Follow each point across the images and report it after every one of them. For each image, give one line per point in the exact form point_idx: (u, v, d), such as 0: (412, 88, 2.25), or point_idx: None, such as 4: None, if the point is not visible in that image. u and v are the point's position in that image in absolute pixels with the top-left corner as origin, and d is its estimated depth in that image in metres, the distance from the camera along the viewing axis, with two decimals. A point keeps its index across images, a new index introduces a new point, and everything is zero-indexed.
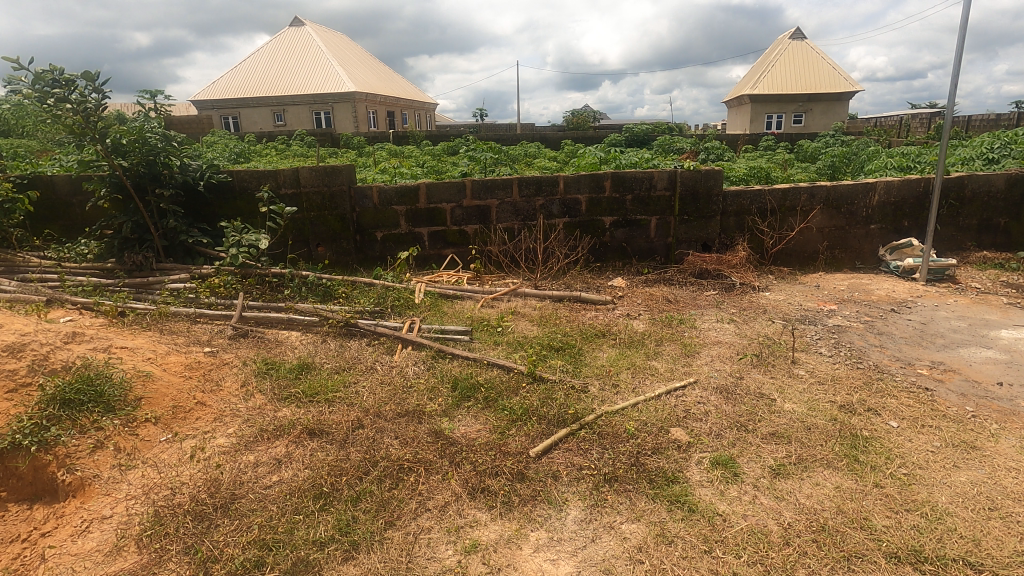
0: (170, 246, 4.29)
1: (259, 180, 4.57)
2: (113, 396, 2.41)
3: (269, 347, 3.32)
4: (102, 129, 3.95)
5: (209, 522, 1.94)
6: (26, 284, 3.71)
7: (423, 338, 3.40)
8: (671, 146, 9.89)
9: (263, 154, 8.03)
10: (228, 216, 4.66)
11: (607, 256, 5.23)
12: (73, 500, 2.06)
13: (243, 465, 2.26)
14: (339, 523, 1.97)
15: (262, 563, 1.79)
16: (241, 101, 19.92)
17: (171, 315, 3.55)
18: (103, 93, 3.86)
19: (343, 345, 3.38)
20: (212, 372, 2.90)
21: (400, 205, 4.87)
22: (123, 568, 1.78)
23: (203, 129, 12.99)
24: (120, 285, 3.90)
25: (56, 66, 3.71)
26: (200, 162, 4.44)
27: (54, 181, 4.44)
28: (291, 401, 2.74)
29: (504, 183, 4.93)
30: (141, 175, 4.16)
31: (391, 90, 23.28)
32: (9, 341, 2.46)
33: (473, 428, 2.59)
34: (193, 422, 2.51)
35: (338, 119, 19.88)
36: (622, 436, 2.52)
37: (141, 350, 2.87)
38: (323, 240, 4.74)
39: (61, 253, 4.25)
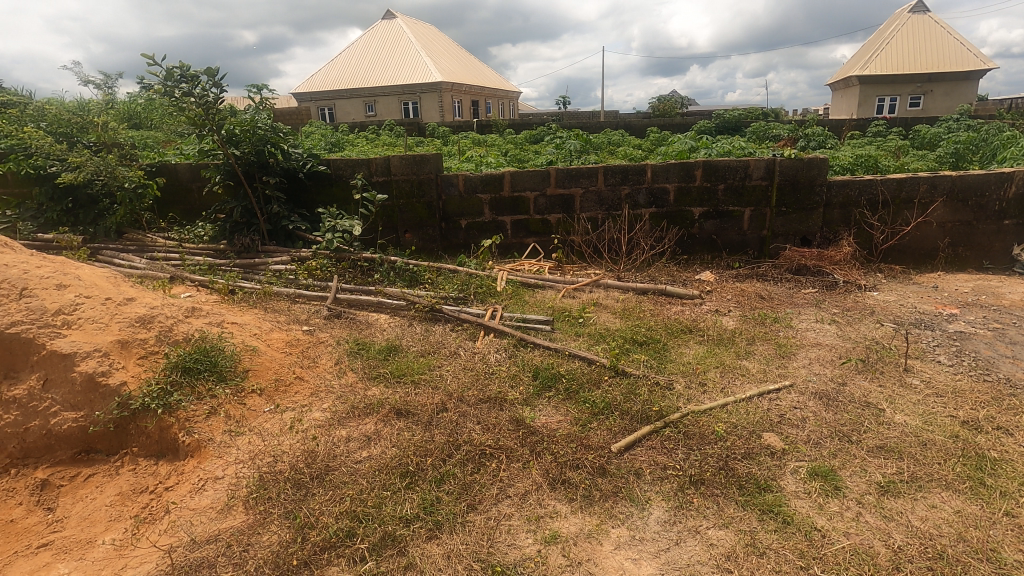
0: (273, 230, 4.57)
1: (352, 168, 4.77)
2: (225, 367, 2.62)
3: (361, 328, 3.48)
4: (219, 121, 4.27)
5: (306, 490, 2.07)
6: (154, 263, 4.15)
7: (504, 326, 3.44)
8: (767, 133, 9.28)
9: (354, 143, 8.38)
10: (325, 203, 4.89)
11: (695, 249, 5.02)
12: (191, 460, 2.26)
13: (336, 439, 2.38)
14: (424, 502, 2.03)
15: (353, 534, 1.88)
16: (337, 93, 20.95)
17: (274, 294, 3.81)
18: (222, 87, 4.17)
19: (428, 329, 3.49)
20: (310, 350, 3.09)
21: (484, 193, 4.92)
22: (233, 526, 1.93)
23: (301, 120, 13.72)
24: (231, 265, 4.23)
25: (183, 62, 4.06)
26: (301, 150, 4.70)
27: (176, 169, 4.86)
28: (379, 380, 2.87)
29: (589, 172, 4.84)
30: (251, 163, 4.47)
31: (476, 79, 23.63)
32: (141, 313, 2.70)
33: (555, 419, 2.58)
34: (292, 395, 2.69)
35: (425, 110, 20.47)
36: (710, 438, 2.41)
37: (249, 326, 3.11)
38: (410, 227, 4.90)
39: (183, 234, 4.66)
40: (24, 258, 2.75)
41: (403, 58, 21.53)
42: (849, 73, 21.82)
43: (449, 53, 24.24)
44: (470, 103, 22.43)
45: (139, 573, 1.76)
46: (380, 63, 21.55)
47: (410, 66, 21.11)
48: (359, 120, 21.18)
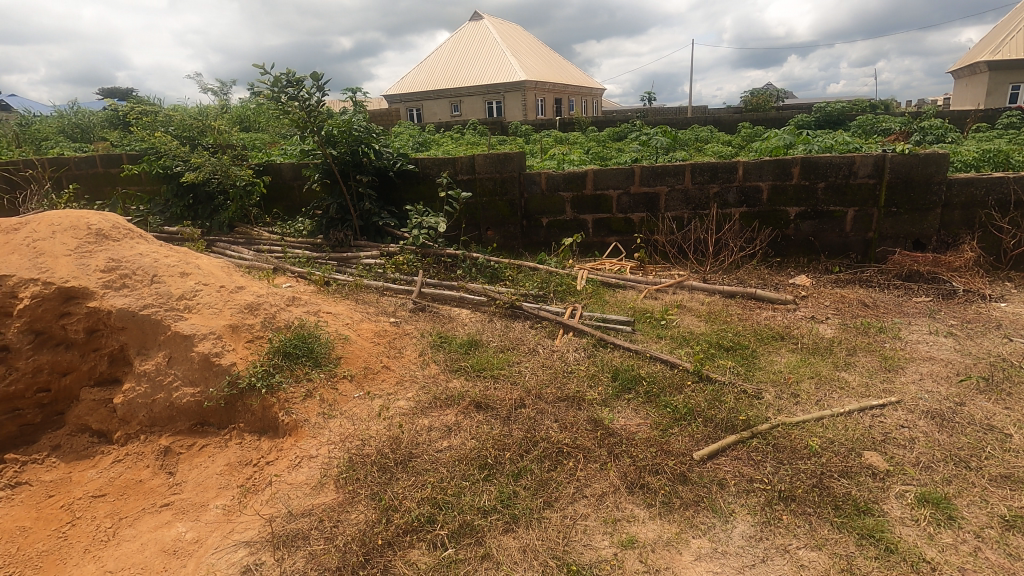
0: (365, 226, 4.82)
1: (439, 167, 4.91)
2: (320, 353, 2.80)
3: (444, 322, 3.59)
4: (319, 122, 4.56)
5: (391, 474, 2.16)
6: (260, 255, 4.51)
7: (584, 325, 3.42)
8: (876, 126, 8.53)
9: (440, 143, 8.64)
10: (412, 200, 5.07)
11: (790, 251, 4.72)
12: (289, 438, 2.44)
13: (419, 427, 2.48)
14: (501, 495, 2.06)
15: (434, 520, 1.94)
16: (424, 94, 21.67)
17: (364, 287, 4.02)
18: (323, 91, 4.44)
19: (508, 325, 3.54)
20: (396, 341, 3.23)
21: (566, 191, 4.90)
22: (325, 502, 2.06)
23: (390, 120, 14.32)
24: (326, 258, 4.50)
25: (290, 69, 4.38)
26: (392, 150, 4.90)
27: (280, 168, 5.23)
28: (460, 373, 2.94)
29: (675, 170, 4.70)
30: (346, 163, 4.73)
31: (560, 77, 23.56)
32: (249, 300, 2.93)
33: (634, 422, 2.53)
34: (380, 383, 2.83)
35: (508, 108, 20.69)
36: (802, 452, 2.26)
37: (342, 316, 3.30)
38: (492, 224, 4.97)
39: (285, 229, 5.02)
40: (155, 248, 3.07)
41: (488, 58, 21.88)
42: (976, 59, 19.56)
43: (533, 52, 24.34)
44: (553, 100, 22.41)
45: (244, 537, 1.92)
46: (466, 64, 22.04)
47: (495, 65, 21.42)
48: (445, 119, 21.78)
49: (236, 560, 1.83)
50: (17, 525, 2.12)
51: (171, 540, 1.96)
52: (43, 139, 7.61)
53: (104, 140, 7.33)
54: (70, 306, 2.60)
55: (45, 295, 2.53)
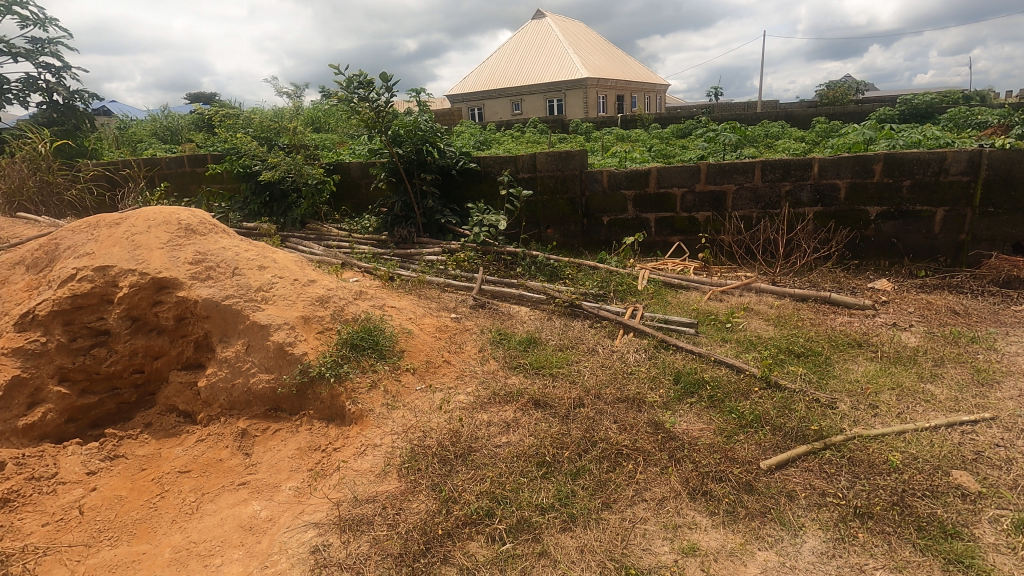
0: (427, 223, 4.93)
1: (500, 165, 4.94)
2: (385, 346, 2.90)
3: (503, 319, 3.62)
4: (387, 123, 4.70)
5: (451, 466, 2.21)
6: (330, 250, 4.71)
7: (645, 326, 3.36)
8: (971, 120, 7.85)
9: (501, 142, 8.71)
10: (473, 198, 5.14)
11: (869, 253, 4.44)
12: (354, 426, 2.54)
13: (479, 422, 2.51)
14: (559, 493, 2.06)
15: (492, 514, 1.97)
16: (486, 93, 21.89)
17: (426, 283, 4.11)
18: (392, 92, 4.59)
19: (567, 324, 3.53)
20: (457, 336, 3.29)
21: (629, 189, 4.82)
22: (388, 490, 2.13)
23: (452, 119, 14.56)
24: (390, 254, 4.64)
25: (362, 71, 4.56)
26: (455, 149, 4.98)
27: (349, 167, 5.44)
28: (519, 370, 2.96)
29: (744, 167, 4.52)
30: (411, 161, 4.85)
31: (622, 74, 23.16)
32: (320, 293, 3.07)
33: (697, 426, 2.46)
34: (441, 377, 2.89)
35: (569, 106, 20.56)
36: (881, 467, 2.12)
37: (405, 311, 3.40)
38: (552, 222, 4.96)
39: (352, 226, 5.21)
40: (236, 242, 3.27)
41: (550, 56, 21.82)
42: None
43: (596, 48, 24.05)
44: (615, 97, 22.06)
45: (313, 519, 2.02)
46: (528, 63, 22.08)
47: (557, 63, 21.34)
48: (505, 118, 21.92)
49: (306, 539, 1.92)
50: (114, 494, 2.31)
51: (247, 517, 2.08)
52: (139, 141, 8.26)
53: (191, 141, 7.87)
54: (161, 295, 2.81)
55: (141, 284, 2.75)
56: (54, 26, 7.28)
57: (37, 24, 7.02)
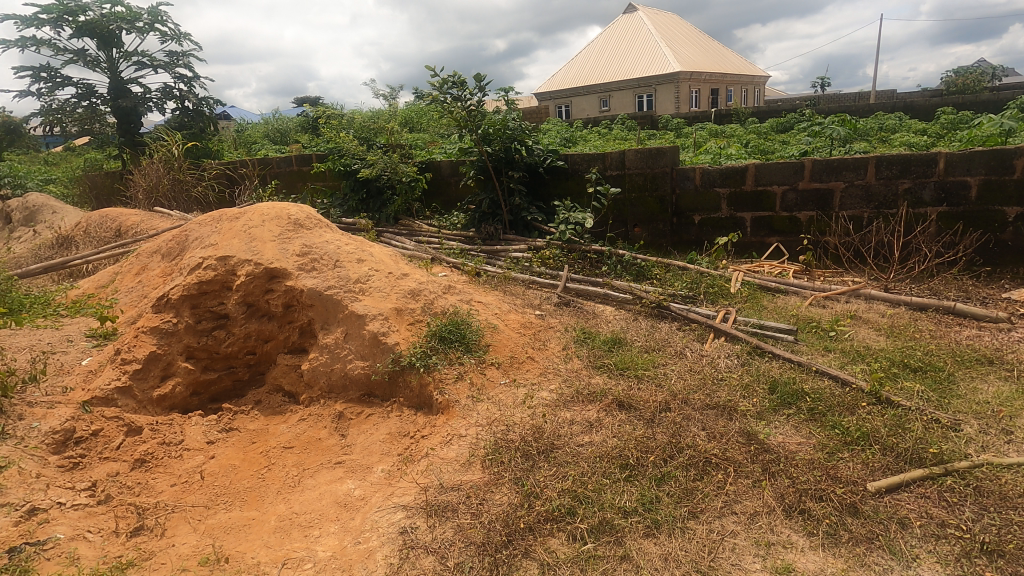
0: (514, 220, 4.99)
1: (588, 162, 4.89)
2: (472, 340, 2.97)
3: (588, 317, 3.59)
4: (478, 122, 4.81)
5: (533, 462, 2.22)
6: (421, 245, 4.90)
7: (738, 331, 3.20)
8: None
9: (588, 139, 8.62)
10: (560, 195, 5.13)
11: (1003, 259, 4.01)
12: (441, 416, 2.62)
13: (561, 420, 2.51)
14: (643, 498, 2.01)
15: (574, 513, 1.96)
16: (573, 91, 21.76)
17: (512, 279, 4.16)
18: (484, 92, 4.69)
19: (654, 326, 3.44)
20: (541, 333, 3.31)
21: (723, 187, 4.61)
22: (472, 480, 2.18)
23: (539, 117, 14.61)
24: (477, 250, 4.74)
25: (456, 72, 4.70)
26: (543, 147, 5.00)
27: (440, 165, 5.62)
28: (603, 370, 2.92)
29: (855, 163, 4.19)
30: (500, 159, 4.92)
31: (718, 66, 22.11)
32: (412, 287, 3.20)
33: (794, 440, 2.31)
34: (525, 372, 2.92)
35: (660, 101, 19.97)
36: (1014, 501, 1.89)
37: (491, 306, 3.46)
38: (640, 221, 4.84)
39: (441, 222, 5.39)
40: (338, 237, 3.49)
41: (641, 51, 21.28)
42: None
43: (690, 40, 23.14)
44: (708, 91, 21.13)
45: (402, 501, 2.12)
46: (617, 58, 21.67)
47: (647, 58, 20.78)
48: (592, 115, 21.68)
49: (395, 520, 2.02)
50: (229, 463, 2.55)
51: (343, 494, 2.22)
52: (254, 142, 9.02)
53: (298, 142, 8.48)
54: (272, 284, 3.05)
55: (256, 273, 3.00)
56: (188, 40, 8.12)
57: (174, 40, 7.86)
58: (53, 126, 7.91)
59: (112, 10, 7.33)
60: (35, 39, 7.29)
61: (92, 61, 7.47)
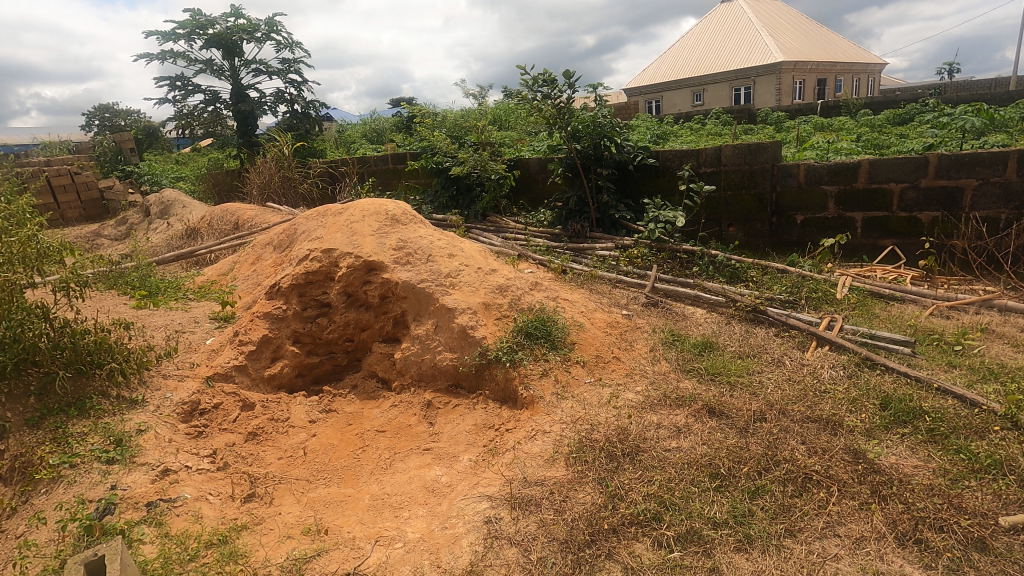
0: (601, 218, 4.92)
1: (681, 159, 4.72)
2: (557, 337, 2.97)
3: (677, 319, 3.47)
4: (568, 119, 4.79)
5: (618, 463, 2.19)
6: (508, 242, 4.96)
7: (844, 340, 2.97)
8: None
9: (680, 134, 8.32)
10: (650, 193, 4.99)
11: None
12: (526, 411, 2.65)
13: (648, 423, 2.45)
14: (734, 510, 1.92)
15: (660, 519, 1.91)
16: (664, 85, 21.09)
17: (598, 277, 4.12)
18: (574, 89, 4.66)
19: (748, 331, 3.27)
20: (627, 333, 3.25)
21: (830, 185, 4.28)
22: (556, 476, 2.19)
23: (627, 113, 14.32)
24: (564, 247, 4.73)
25: (547, 70, 4.70)
26: (634, 144, 4.89)
27: (528, 163, 5.66)
28: (693, 374, 2.82)
29: (992, 158, 3.76)
30: (589, 156, 4.87)
31: (826, 54, 20.52)
32: (500, 282, 3.26)
33: (909, 462, 2.11)
34: (610, 372, 2.88)
35: (759, 94, 18.90)
36: None
37: (577, 304, 3.45)
38: (735, 220, 4.60)
39: (528, 219, 5.42)
40: (431, 232, 3.62)
41: (739, 41, 20.21)
42: None
43: (795, 27, 21.63)
44: (814, 82, 19.67)
45: (487, 491, 2.16)
46: (713, 50, 20.72)
47: (746, 48, 19.69)
48: (684, 110, 20.89)
49: (480, 509, 2.07)
50: (328, 442, 2.73)
51: (430, 480, 2.31)
52: (353, 142, 9.57)
53: (393, 141, 8.88)
54: (370, 276, 3.23)
55: (356, 266, 3.19)
56: (299, 48, 8.75)
57: (287, 48, 8.50)
58: (184, 129, 8.83)
59: (236, 23, 8.06)
60: (172, 52, 8.17)
61: (217, 70, 8.26)
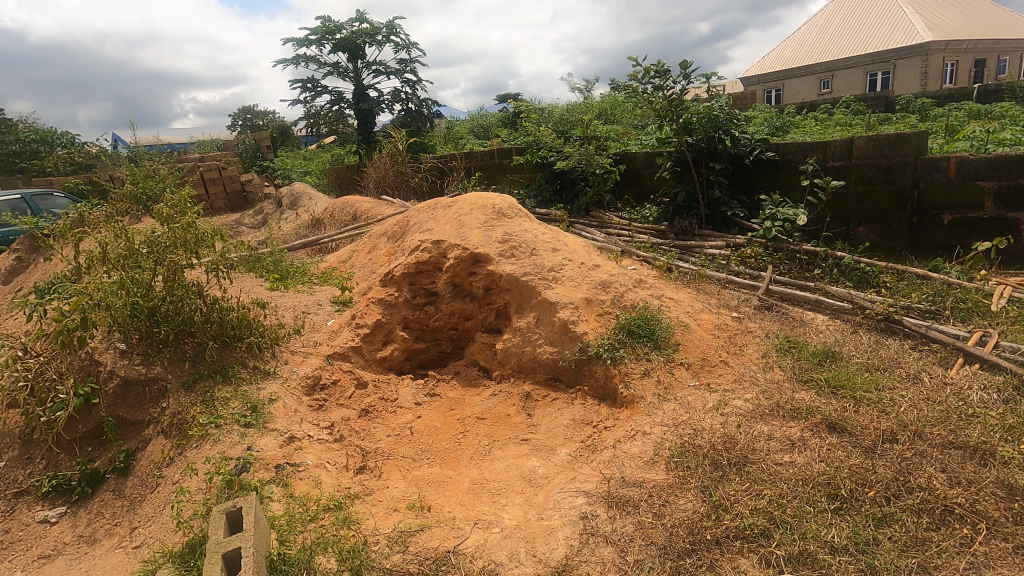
0: (711, 215, 4.68)
1: (805, 152, 4.36)
2: (661, 336, 2.88)
3: (794, 325, 3.22)
4: (680, 111, 4.58)
5: (723, 473, 2.08)
6: (611, 238, 4.88)
7: (1000, 358, 2.61)
8: None
9: (803, 126, 7.68)
10: (767, 188, 4.65)
11: None
12: (625, 410, 2.61)
13: (757, 433, 2.30)
14: (856, 536, 1.75)
15: (768, 535, 1.79)
16: (788, 73, 19.33)
17: (706, 277, 3.93)
18: (689, 79, 4.46)
19: (879, 342, 2.96)
20: (737, 337, 3.07)
21: (988, 181, 3.81)
22: (656, 479, 2.13)
23: (742, 104, 13.48)
24: (670, 245, 4.57)
25: (660, 60, 4.54)
26: (751, 136, 4.60)
27: (635, 157, 5.51)
28: (811, 386, 2.60)
29: None
30: (701, 150, 4.63)
31: (988, 30, 17.92)
32: (603, 278, 3.22)
33: None
34: (717, 377, 2.74)
35: (900, 80, 17.03)
36: None
37: (683, 304, 3.31)
38: (867, 219, 4.18)
39: (632, 215, 5.29)
40: (535, 226, 3.65)
41: (878, 21, 18.23)
42: None
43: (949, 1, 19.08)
44: (970, 63, 17.28)
45: (584, 487, 2.16)
46: (846, 32, 18.85)
47: (887, 28, 17.73)
48: (811, 98, 19.04)
49: (577, 504, 2.07)
50: (432, 424, 2.87)
51: (528, 470, 2.36)
52: (461, 138, 9.88)
53: (499, 136, 9.05)
54: (476, 267, 3.33)
55: (463, 257, 3.31)
56: (415, 49, 9.17)
57: (405, 49, 8.94)
58: (312, 127, 9.61)
59: (360, 27, 8.61)
60: (304, 56, 8.91)
61: (342, 71, 8.89)
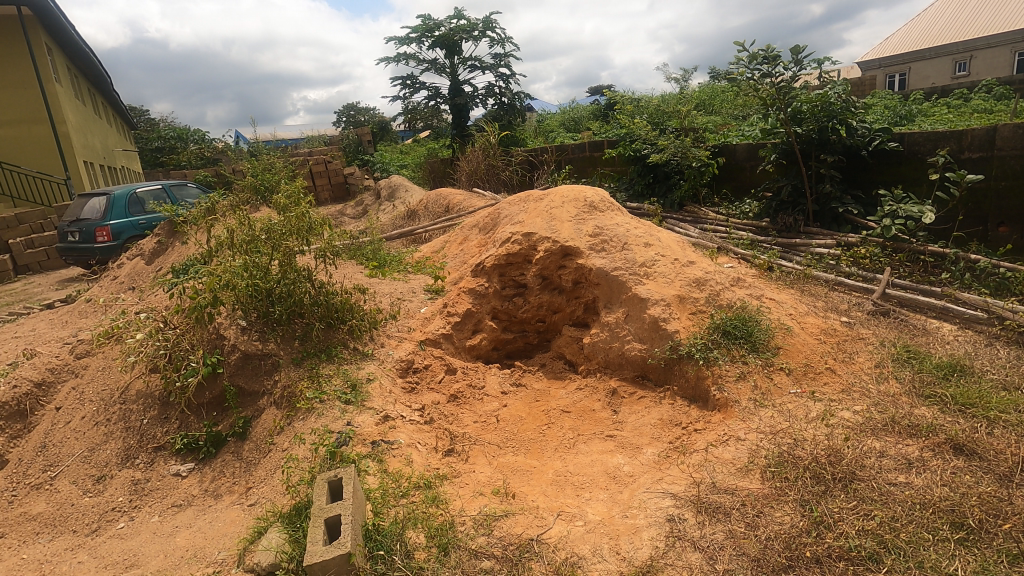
0: (820, 211, 4.33)
1: (934, 142, 3.94)
2: (760, 339, 2.73)
3: (915, 334, 2.93)
4: (789, 99, 4.25)
5: (826, 488, 1.94)
6: (706, 233, 4.69)
7: None
8: None
9: (934, 113, 6.93)
10: (888, 183, 4.24)
11: None
12: (718, 414, 2.51)
13: (867, 449, 2.11)
14: (984, 571, 1.57)
15: (877, 560, 1.65)
16: (915, 55, 17.36)
17: (813, 277, 3.66)
18: (801, 65, 4.15)
19: (1020, 357, 2.62)
20: (847, 344, 2.84)
21: None
22: (751, 488, 2.02)
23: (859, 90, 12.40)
24: (771, 242, 4.31)
25: (769, 44, 4.25)
26: (871, 125, 4.20)
27: (735, 149, 5.25)
28: (934, 402, 2.34)
29: None
30: (811, 141, 4.29)
31: None
32: (698, 275, 3.09)
33: None
34: (821, 385, 2.55)
35: None
36: None
37: (786, 305, 3.11)
38: (1010, 218, 3.73)
39: (730, 210, 5.03)
40: (627, 220, 3.58)
41: None
42: None
43: None
44: None
45: (671, 489, 2.10)
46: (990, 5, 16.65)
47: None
48: (943, 83, 17.11)
49: (664, 506, 2.02)
50: (518, 414, 2.91)
51: (612, 467, 2.34)
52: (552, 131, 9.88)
53: (591, 129, 8.94)
54: (566, 261, 3.33)
55: (552, 250, 3.32)
56: (510, 44, 9.28)
57: (500, 44, 9.08)
58: (410, 122, 10.02)
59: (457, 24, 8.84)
60: (405, 54, 9.30)
61: (440, 67, 9.18)
